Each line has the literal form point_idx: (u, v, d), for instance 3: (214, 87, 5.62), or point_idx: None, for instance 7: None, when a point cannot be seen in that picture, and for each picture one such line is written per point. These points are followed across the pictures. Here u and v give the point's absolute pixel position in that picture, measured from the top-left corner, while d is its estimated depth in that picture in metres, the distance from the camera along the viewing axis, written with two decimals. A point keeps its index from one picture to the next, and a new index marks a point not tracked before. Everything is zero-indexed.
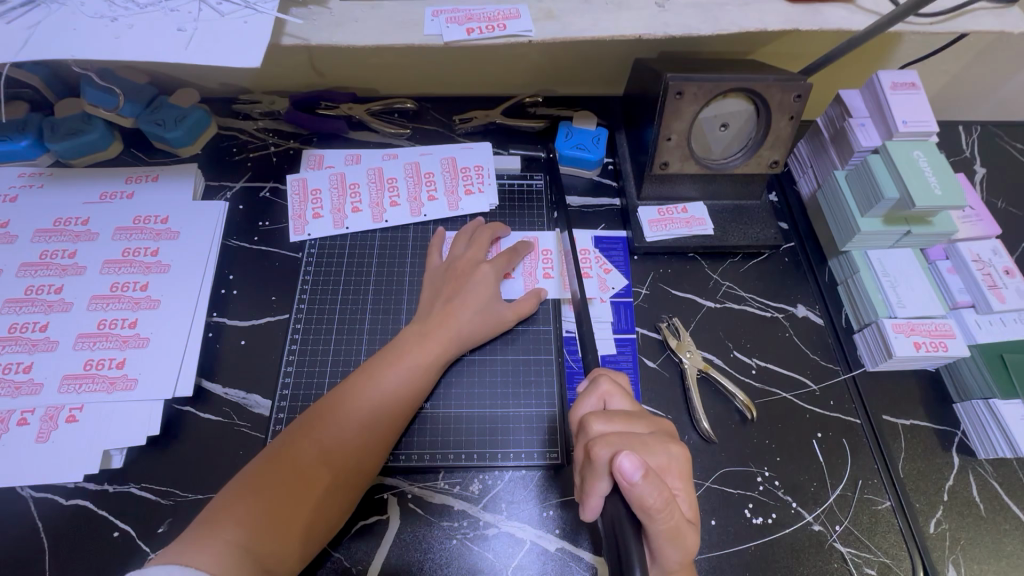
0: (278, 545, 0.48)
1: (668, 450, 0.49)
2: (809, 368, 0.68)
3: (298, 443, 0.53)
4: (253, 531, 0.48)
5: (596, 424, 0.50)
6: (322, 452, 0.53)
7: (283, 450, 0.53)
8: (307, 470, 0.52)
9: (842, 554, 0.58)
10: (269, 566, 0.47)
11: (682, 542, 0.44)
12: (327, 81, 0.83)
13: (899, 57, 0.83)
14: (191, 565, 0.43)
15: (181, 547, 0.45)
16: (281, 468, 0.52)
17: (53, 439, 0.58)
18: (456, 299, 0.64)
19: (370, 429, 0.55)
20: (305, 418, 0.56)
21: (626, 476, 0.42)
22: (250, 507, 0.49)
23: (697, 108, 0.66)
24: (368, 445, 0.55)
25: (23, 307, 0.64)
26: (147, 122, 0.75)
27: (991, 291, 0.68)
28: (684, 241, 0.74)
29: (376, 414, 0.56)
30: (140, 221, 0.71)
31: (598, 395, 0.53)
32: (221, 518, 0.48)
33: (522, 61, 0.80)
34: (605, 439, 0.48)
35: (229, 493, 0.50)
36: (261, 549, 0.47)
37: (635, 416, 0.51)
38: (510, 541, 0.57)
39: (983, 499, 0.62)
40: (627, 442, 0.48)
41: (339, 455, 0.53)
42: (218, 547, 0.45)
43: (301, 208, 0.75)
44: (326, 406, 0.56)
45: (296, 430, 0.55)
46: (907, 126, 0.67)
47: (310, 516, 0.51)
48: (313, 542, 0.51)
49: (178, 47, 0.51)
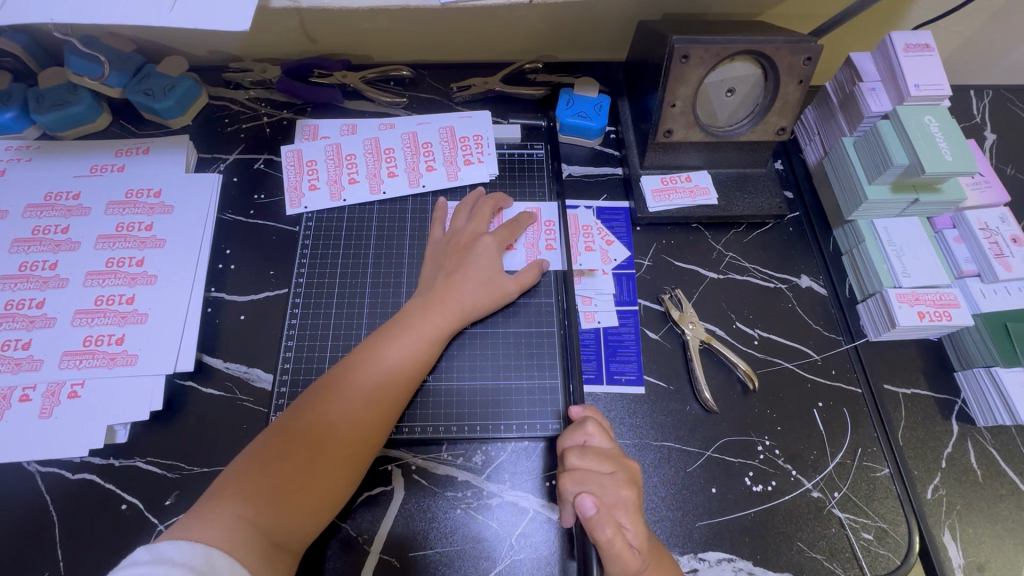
0: (287, 519, 0.49)
1: (616, 491, 0.51)
2: (812, 338, 0.68)
3: (303, 417, 0.54)
4: (259, 504, 0.48)
5: (568, 460, 0.53)
6: (328, 426, 0.53)
7: (289, 425, 0.53)
8: (314, 445, 0.52)
9: (840, 520, 0.59)
10: (278, 540, 0.48)
11: (621, 564, 0.48)
12: (319, 48, 0.80)
13: (912, 16, 0.80)
14: (196, 539, 0.44)
15: (189, 522, 0.46)
16: (287, 445, 0.52)
17: (56, 415, 0.58)
18: (458, 273, 0.64)
19: (375, 401, 0.55)
20: (309, 392, 0.56)
21: (582, 509, 0.49)
22: (256, 484, 0.49)
23: (702, 73, 0.64)
24: (374, 417, 0.55)
25: (18, 283, 0.64)
26: (135, 92, 0.72)
27: (998, 259, 0.67)
28: (687, 211, 0.73)
29: (381, 387, 0.56)
30: (132, 195, 0.70)
31: (581, 432, 0.55)
32: (228, 494, 0.48)
33: (521, 25, 0.77)
34: (567, 476, 0.52)
35: (236, 470, 0.50)
36: (269, 523, 0.48)
37: (606, 457, 0.53)
38: (513, 510, 0.58)
39: (981, 465, 0.63)
40: (583, 483, 0.51)
41: (345, 428, 0.54)
42: (225, 522, 0.46)
43: (297, 180, 0.73)
44: (330, 381, 0.56)
45: (301, 405, 0.55)
46: (920, 90, 0.65)
47: (317, 490, 0.51)
48: (322, 515, 0.52)
49: (162, 9, 0.48)
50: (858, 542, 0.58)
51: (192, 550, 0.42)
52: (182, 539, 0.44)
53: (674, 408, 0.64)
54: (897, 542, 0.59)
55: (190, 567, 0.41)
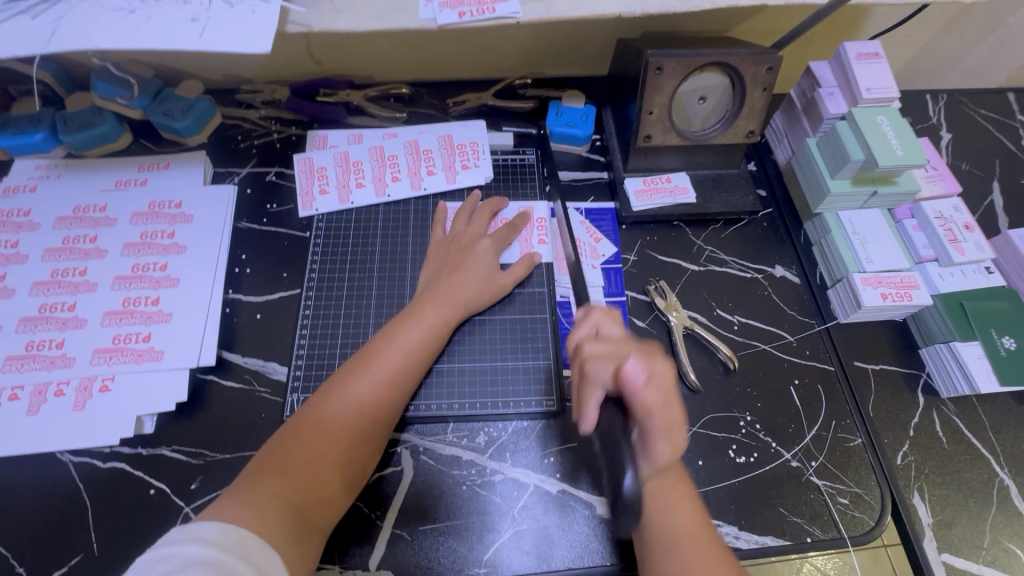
0: (313, 495, 0.53)
1: (656, 364, 0.54)
2: (787, 322, 0.74)
3: (326, 403, 0.58)
4: (290, 481, 0.53)
5: (586, 348, 0.57)
6: (347, 412, 0.58)
7: (312, 412, 0.58)
8: (336, 429, 0.57)
9: (818, 486, 0.64)
10: (306, 518, 0.52)
11: (671, 442, 0.52)
12: (325, 70, 0.87)
13: (866, 29, 0.88)
14: (231, 510, 0.48)
15: (220, 505, 0.49)
16: (313, 427, 0.56)
17: (88, 407, 0.62)
18: (460, 270, 0.69)
19: (390, 387, 0.60)
20: (330, 381, 0.61)
21: (633, 379, 0.53)
22: (286, 463, 0.54)
23: (676, 83, 0.71)
24: (388, 403, 0.60)
25: (51, 289, 0.68)
26: (155, 113, 0.78)
27: (952, 244, 0.73)
28: (668, 209, 0.79)
29: (393, 373, 0.61)
30: (155, 206, 0.75)
31: (591, 322, 0.60)
32: (260, 477, 0.52)
33: (511, 44, 0.84)
34: (591, 361, 0.56)
35: (267, 452, 0.55)
36: (298, 497, 0.52)
37: (622, 339, 0.58)
38: (515, 486, 0.63)
39: (947, 434, 0.68)
40: (612, 361, 0.55)
41: (363, 412, 0.58)
42: (258, 502, 0.49)
43: (308, 186, 0.79)
44: (349, 369, 0.61)
45: (324, 392, 0.59)
46: (871, 93, 0.71)
47: (339, 471, 0.56)
48: (344, 493, 0.56)
49: (193, 36, 0.54)
50: (835, 506, 0.63)
51: (222, 530, 0.45)
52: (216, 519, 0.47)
53: None
54: (871, 505, 0.63)
55: (221, 543, 0.44)
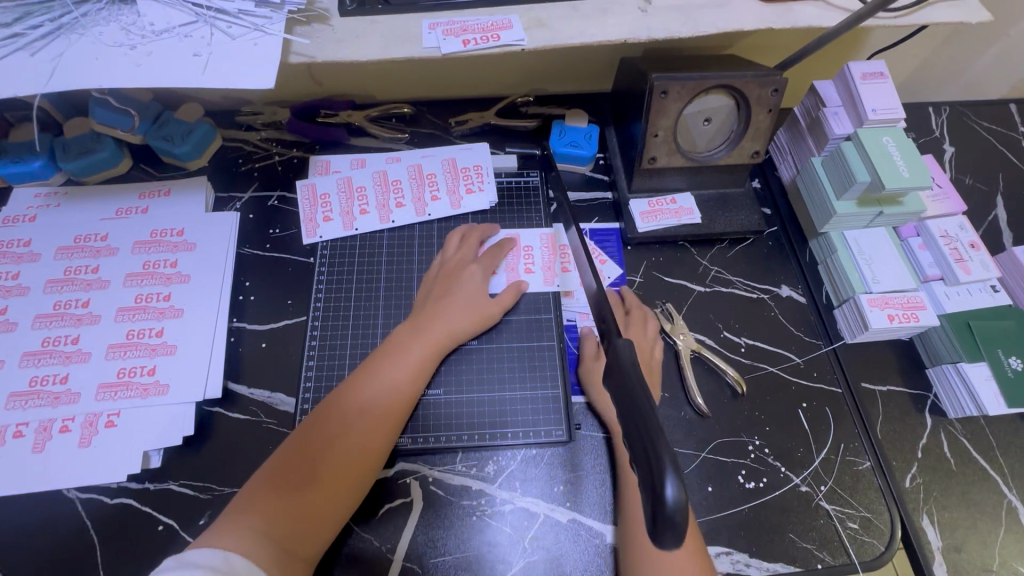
0: (303, 524, 0.53)
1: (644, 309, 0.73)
2: (794, 343, 0.74)
3: (314, 432, 0.58)
4: (279, 512, 0.52)
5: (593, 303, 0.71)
6: (337, 439, 0.58)
7: (303, 440, 0.58)
8: (324, 455, 0.57)
9: (827, 511, 0.64)
10: (289, 548, 0.51)
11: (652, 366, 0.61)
12: (326, 90, 0.86)
13: (869, 43, 0.88)
14: (222, 547, 0.48)
15: (211, 534, 0.50)
16: (298, 458, 0.56)
17: (94, 443, 0.62)
18: (453, 295, 0.69)
19: (380, 414, 0.60)
20: (319, 409, 0.61)
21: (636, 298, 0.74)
22: (273, 495, 0.53)
23: (681, 106, 0.70)
24: (378, 430, 0.60)
25: (54, 322, 0.68)
26: (155, 138, 0.77)
27: (958, 264, 0.73)
28: (673, 230, 0.79)
29: (380, 401, 0.61)
30: (157, 235, 0.75)
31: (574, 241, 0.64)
32: (250, 506, 0.52)
33: (513, 63, 0.84)
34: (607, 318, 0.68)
35: (253, 484, 0.54)
36: (288, 529, 0.52)
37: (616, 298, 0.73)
38: (525, 516, 0.63)
39: (954, 454, 0.68)
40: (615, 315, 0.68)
41: (352, 439, 0.58)
42: (244, 531, 0.50)
43: (312, 212, 0.78)
44: (333, 400, 0.61)
45: (309, 425, 0.59)
46: (877, 114, 0.71)
47: (327, 499, 0.55)
48: (335, 519, 0.56)
49: (196, 72, 0.54)
50: (845, 530, 0.63)
51: (212, 553, 0.46)
52: (207, 546, 0.47)
53: (670, 414, 0.69)
54: (881, 529, 0.63)
55: (212, 568, 0.44)
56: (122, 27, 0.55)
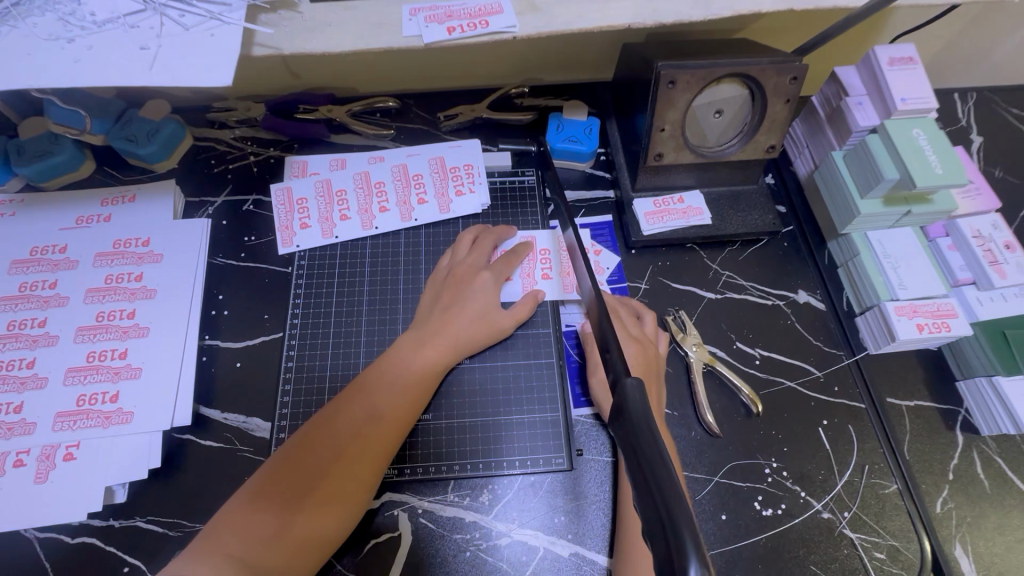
0: (281, 554, 0.48)
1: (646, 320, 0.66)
2: (812, 355, 0.68)
3: (298, 455, 0.53)
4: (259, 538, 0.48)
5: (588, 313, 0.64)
6: (322, 463, 0.52)
7: (286, 463, 0.52)
8: (307, 480, 0.51)
9: (852, 540, 0.59)
10: None
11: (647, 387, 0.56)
12: (303, 83, 0.80)
13: (893, 24, 0.80)
14: None
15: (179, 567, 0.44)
16: (288, 479, 0.52)
17: (52, 478, 0.57)
18: (455, 308, 0.64)
19: (369, 437, 0.55)
20: (306, 428, 0.55)
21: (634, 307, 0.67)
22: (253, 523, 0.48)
23: (690, 97, 0.64)
24: (367, 454, 0.54)
25: (8, 343, 0.62)
26: (117, 139, 0.71)
27: (993, 267, 0.67)
28: (682, 232, 0.73)
29: (374, 424, 0.55)
30: (121, 245, 0.69)
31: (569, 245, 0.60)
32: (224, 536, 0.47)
33: (505, 51, 0.77)
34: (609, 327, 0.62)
35: (233, 509, 0.50)
36: (270, 558, 0.47)
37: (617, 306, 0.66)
38: (523, 550, 0.58)
39: (988, 475, 0.63)
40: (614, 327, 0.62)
41: (338, 465, 0.53)
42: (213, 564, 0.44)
43: (288, 218, 0.72)
44: (321, 420, 0.56)
45: (295, 444, 0.54)
46: (907, 103, 0.65)
47: (309, 529, 0.50)
48: (317, 549, 0.50)
49: (143, 68, 0.47)
50: (870, 561, 0.58)
51: None
52: None
53: (679, 434, 0.63)
54: (910, 560, 0.58)
55: None
56: (59, 18, 0.49)
